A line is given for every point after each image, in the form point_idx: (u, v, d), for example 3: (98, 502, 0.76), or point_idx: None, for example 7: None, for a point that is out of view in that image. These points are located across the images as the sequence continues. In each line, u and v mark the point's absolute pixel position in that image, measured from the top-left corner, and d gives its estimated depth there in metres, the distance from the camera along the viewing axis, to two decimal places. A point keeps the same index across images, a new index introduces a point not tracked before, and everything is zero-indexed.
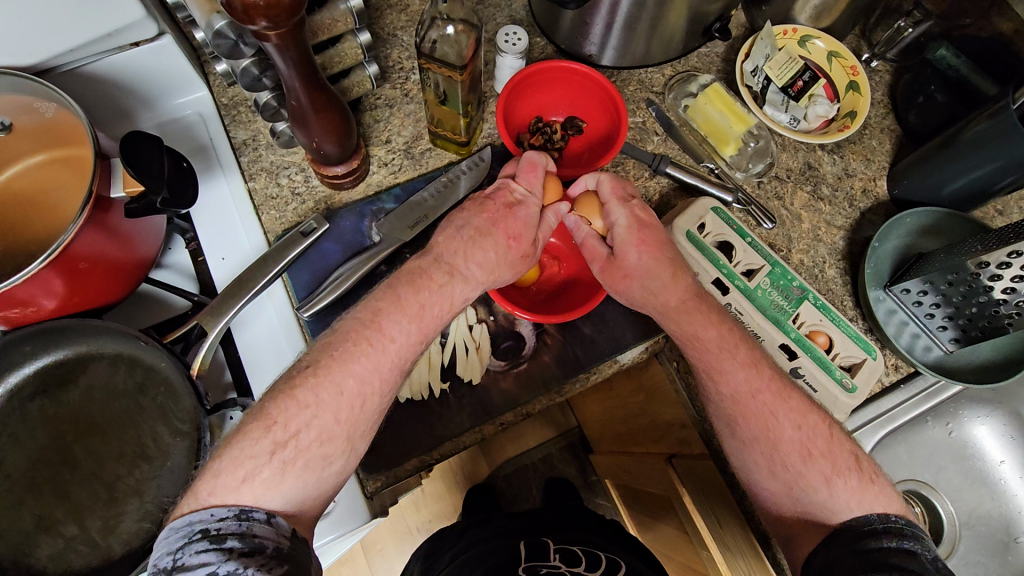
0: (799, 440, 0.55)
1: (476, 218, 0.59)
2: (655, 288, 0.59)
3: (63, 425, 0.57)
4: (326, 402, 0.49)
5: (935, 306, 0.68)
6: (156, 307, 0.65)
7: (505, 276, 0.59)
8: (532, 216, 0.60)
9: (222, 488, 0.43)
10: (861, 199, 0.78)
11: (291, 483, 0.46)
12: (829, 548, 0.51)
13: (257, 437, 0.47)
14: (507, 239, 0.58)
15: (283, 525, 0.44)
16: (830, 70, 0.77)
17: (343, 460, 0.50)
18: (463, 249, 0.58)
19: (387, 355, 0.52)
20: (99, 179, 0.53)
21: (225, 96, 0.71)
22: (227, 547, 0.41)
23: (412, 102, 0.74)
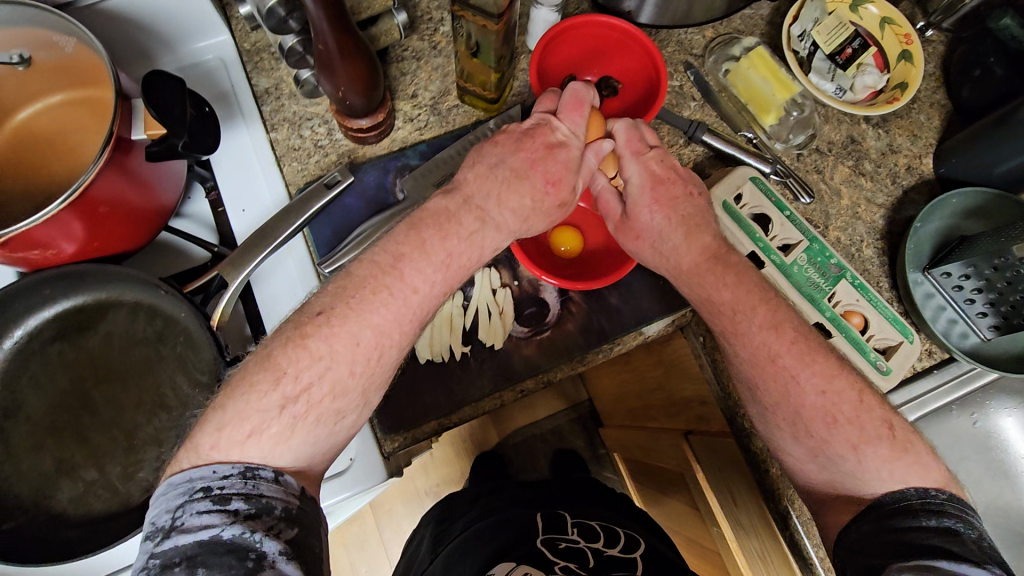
0: (823, 403, 0.54)
1: (512, 157, 0.57)
2: (667, 250, 0.59)
3: (83, 371, 0.57)
4: (341, 353, 0.47)
5: (977, 291, 0.65)
6: (176, 256, 0.64)
7: (540, 224, 0.59)
8: (574, 158, 0.58)
9: (226, 443, 0.42)
10: (904, 176, 0.74)
11: (303, 437, 0.45)
12: (859, 524, 0.49)
13: (266, 389, 0.45)
14: (545, 184, 0.57)
15: (291, 484, 0.43)
16: (881, 38, 0.72)
17: (356, 415, 0.49)
18: (497, 191, 0.56)
19: (410, 306, 0.51)
20: (119, 122, 0.51)
21: (248, 41, 0.68)
22: (232, 509, 0.40)
23: (440, 55, 0.70)
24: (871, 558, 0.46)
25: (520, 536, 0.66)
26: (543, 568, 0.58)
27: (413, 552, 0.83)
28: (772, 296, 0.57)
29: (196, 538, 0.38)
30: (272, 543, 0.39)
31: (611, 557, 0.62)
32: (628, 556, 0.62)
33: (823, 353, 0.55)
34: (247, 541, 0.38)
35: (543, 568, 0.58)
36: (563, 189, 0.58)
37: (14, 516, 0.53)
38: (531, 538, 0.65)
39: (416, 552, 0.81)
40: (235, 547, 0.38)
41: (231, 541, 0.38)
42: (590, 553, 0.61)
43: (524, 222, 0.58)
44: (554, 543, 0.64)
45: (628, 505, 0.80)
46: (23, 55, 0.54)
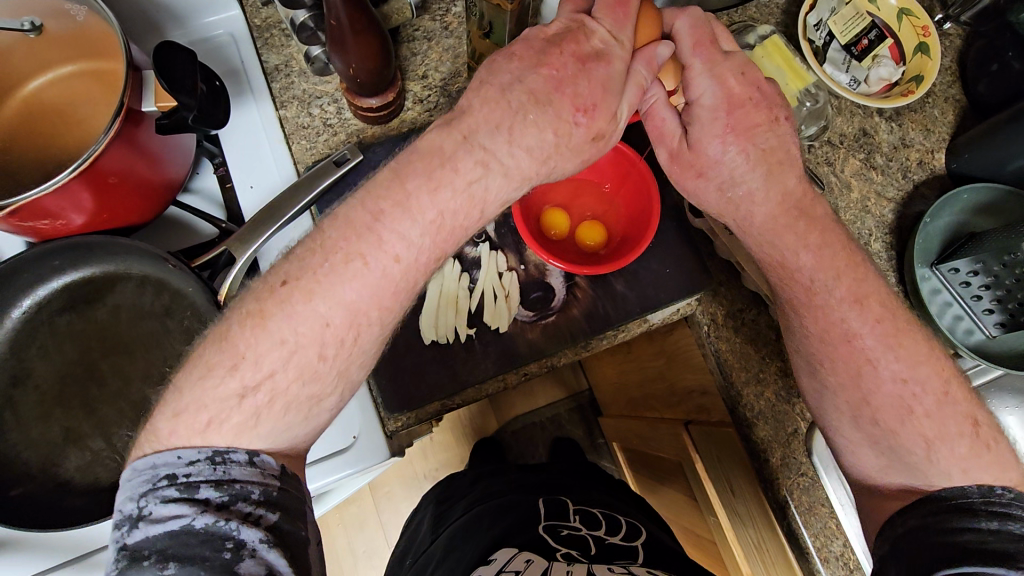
0: (900, 393, 0.53)
1: (532, 75, 0.50)
2: (748, 188, 0.56)
3: (91, 342, 0.57)
4: (307, 332, 0.44)
5: (984, 288, 0.65)
6: (184, 231, 0.64)
7: (569, 161, 0.52)
8: (613, 73, 0.52)
9: (187, 430, 0.41)
10: (915, 171, 0.74)
11: (272, 421, 0.43)
12: (908, 517, 0.49)
13: (224, 375, 0.43)
14: (574, 114, 0.50)
15: (268, 465, 0.43)
16: (898, 30, 0.71)
17: (334, 397, 0.47)
18: (508, 123, 0.48)
19: (390, 277, 0.46)
20: (129, 93, 0.51)
21: (258, 17, 0.68)
22: (202, 497, 0.40)
23: (452, 36, 0.70)
24: (910, 557, 0.47)
25: (521, 521, 0.66)
26: (546, 555, 0.58)
27: (413, 533, 0.83)
28: (777, 286, 0.57)
29: (168, 528, 0.38)
30: (251, 531, 0.40)
31: (613, 544, 0.62)
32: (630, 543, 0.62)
33: (915, 334, 0.54)
34: (222, 530, 0.39)
35: (545, 553, 0.58)
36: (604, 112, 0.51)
37: (22, 483, 0.53)
38: (534, 523, 0.65)
39: (417, 533, 0.82)
40: (210, 537, 0.39)
41: (205, 530, 0.39)
42: (592, 541, 0.62)
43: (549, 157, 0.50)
44: (556, 529, 0.64)
45: (627, 493, 0.81)
46: (35, 22, 0.53)
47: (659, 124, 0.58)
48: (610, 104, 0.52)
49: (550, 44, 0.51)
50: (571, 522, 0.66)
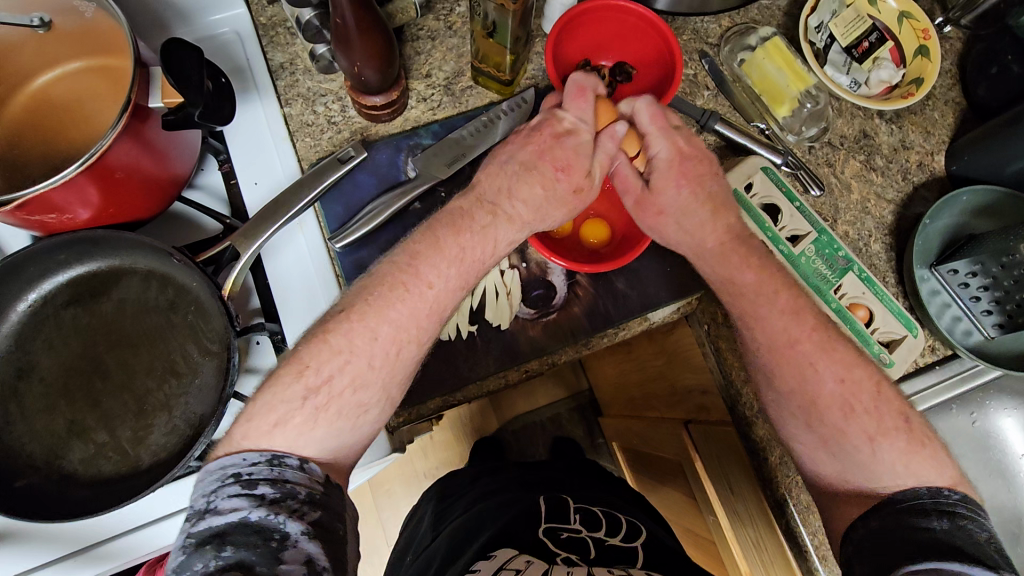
0: (842, 392, 0.54)
1: (522, 152, 0.57)
2: (692, 227, 0.60)
3: (96, 335, 0.57)
4: (359, 347, 0.49)
5: (983, 289, 0.65)
6: (188, 227, 0.65)
7: (557, 215, 0.59)
8: (583, 143, 0.58)
9: (254, 433, 0.44)
10: (915, 173, 0.74)
11: (325, 427, 0.47)
12: (868, 520, 0.49)
13: (290, 380, 0.47)
14: (555, 173, 0.57)
15: (315, 471, 0.44)
16: (899, 33, 0.72)
17: (377, 408, 0.50)
18: (508, 185, 0.57)
19: (425, 301, 0.51)
20: (137, 89, 0.51)
21: (264, 15, 0.68)
22: (258, 493, 0.41)
23: (456, 36, 0.70)
24: (874, 555, 0.47)
25: (521, 518, 0.66)
26: (546, 554, 0.58)
27: (414, 529, 0.84)
28: (775, 285, 0.57)
29: (227, 519, 0.40)
30: (296, 524, 0.41)
31: (613, 546, 0.62)
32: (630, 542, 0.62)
33: (843, 344, 0.56)
34: (272, 522, 0.40)
35: (545, 553, 0.58)
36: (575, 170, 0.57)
37: (26, 474, 0.54)
38: (534, 521, 0.66)
39: (417, 529, 0.83)
40: (261, 529, 0.40)
41: (258, 522, 0.40)
42: (591, 540, 0.62)
43: (536, 204, 0.57)
44: (556, 530, 0.64)
45: (626, 492, 0.81)
46: (44, 18, 0.54)
47: (620, 179, 0.62)
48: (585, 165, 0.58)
49: (531, 130, 0.59)
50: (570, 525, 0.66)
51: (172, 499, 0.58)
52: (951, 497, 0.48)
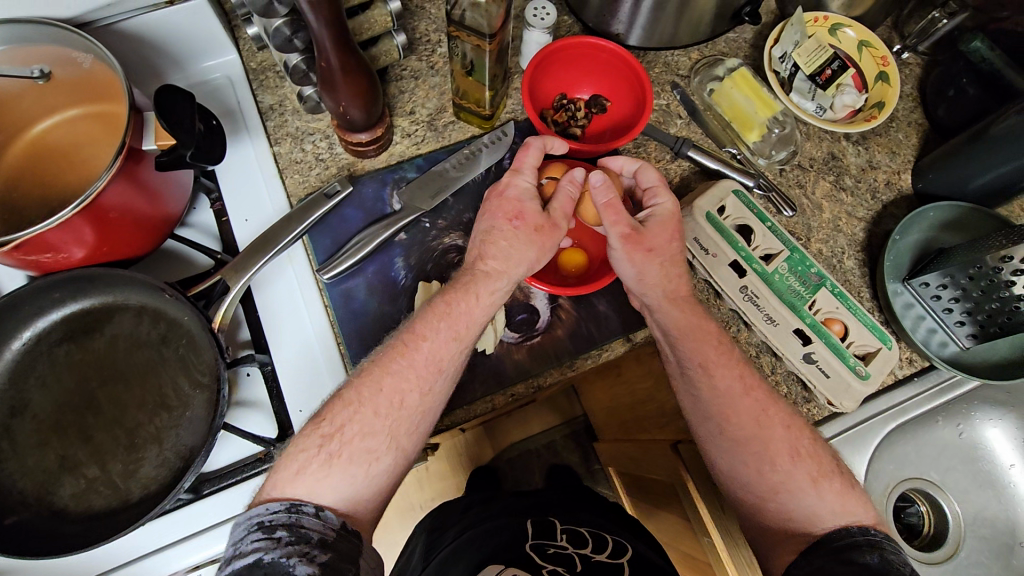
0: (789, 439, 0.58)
1: (482, 219, 0.61)
2: (670, 272, 0.62)
3: (88, 371, 0.59)
4: (366, 398, 0.52)
5: (954, 301, 0.67)
6: (180, 264, 0.67)
7: (529, 254, 0.58)
8: (522, 191, 0.61)
9: (280, 481, 0.48)
10: (884, 192, 0.77)
11: (339, 475, 0.49)
12: (811, 558, 0.51)
13: (308, 433, 0.51)
14: (510, 221, 0.59)
15: (331, 519, 0.46)
16: (859, 60, 0.76)
17: (389, 457, 0.51)
18: (481, 248, 0.59)
19: (419, 353, 0.54)
20: (130, 133, 0.54)
21: (254, 60, 0.73)
22: (277, 537, 0.44)
23: (437, 75, 0.74)
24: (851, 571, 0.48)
25: (511, 540, 0.67)
26: None
27: (406, 562, 0.83)
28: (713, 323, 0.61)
29: (245, 561, 0.42)
30: (305, 566, 0.42)
31: (600, 563, 0.62)
32: (618, 562, 0.62)
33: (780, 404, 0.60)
34: (281, 564, 0.42)
35: None
36: (528, 212, 0.60)
37: (17, 510, 0.54)
38: (522, 543, 0.66)
39: (409, 561, 0.82)
40: (272, 569, 0.41)
41: (270, 563, 0.42)
42: (579, 559, 0.62)
43: (506, 245, 0.58)
44: (543, 548, 0.65)
45: (617, 513, 0.81)
46: (44, 69, 0.58)
47: (605, 213, 0.61)
48: (532, 204, 0.60)
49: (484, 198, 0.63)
50: (559, 542, 0.66)
51: (162, 532, 0.59)
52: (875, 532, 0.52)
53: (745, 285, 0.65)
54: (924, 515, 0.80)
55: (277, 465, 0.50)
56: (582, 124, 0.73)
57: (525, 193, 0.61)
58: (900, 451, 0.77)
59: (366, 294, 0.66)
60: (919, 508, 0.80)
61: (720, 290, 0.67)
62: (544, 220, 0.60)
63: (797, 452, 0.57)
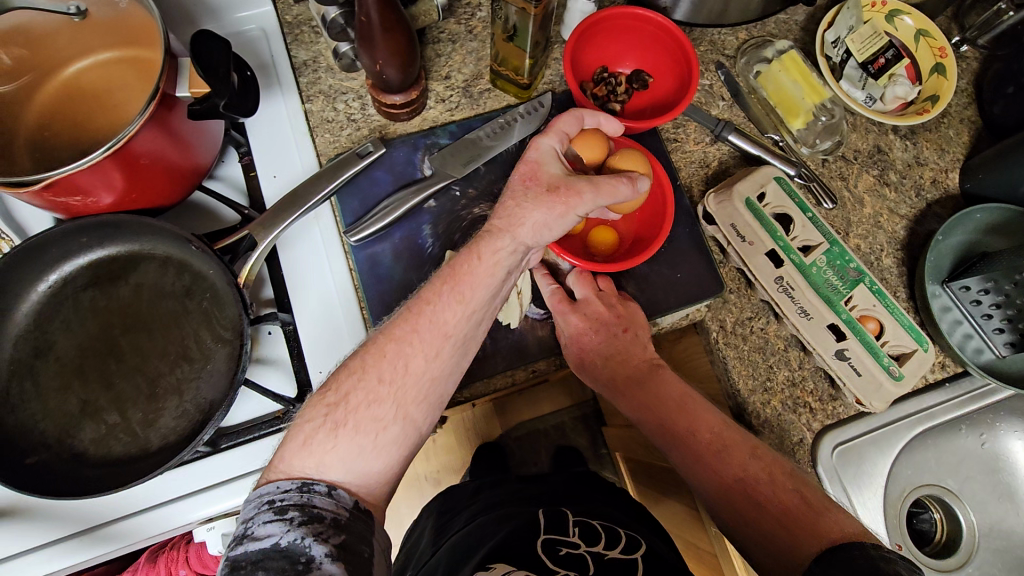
0: None
1: (511, 179, 0.58)
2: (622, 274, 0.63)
3: (112, 318, 0.59)
4: (370, 365, 0.51)
5: (995, 307, 0.65)
6: (207, 217, 0.66)
7: (536, 213, 0.54)
8: (544, 155, 0.58)
9: (288, 454, 0.47)
10: (929, 189, 0.74)
11: (345, 445, 0.48)
12: None
13: (314, 403, 0.50)
14: (523, 182, 0.57)
15: (343, 498, 0.46)
16: (916, 50, 0.73)
17: (396, 426, 0.51)
18: (499, 205, 0.57)
19: (426, 318, 0.53)
20: (166, 78, 0.53)
21: (290, 14, 0.71)
22: (289, 517, 0.43)
23: (476, 40, 0.72)
24: None
25: (525, 528, 0.66)
26: None
27: (415, 538, 0.83)
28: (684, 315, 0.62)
29: (260, 545, 0.42)
30: (320, 547, 0.42)
31: (613, 561, 0.60)
32: (630, 559, 0.61)
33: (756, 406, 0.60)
34: (299, 545, 0.42)
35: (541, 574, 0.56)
36: (544, 174, 0.56)
37: (37, 451, 0.54)
38: (532, 538, 0.63)
39: (419, 538, 0.81)
40: (288, 553, 0.41)
41: (286, 546, 0.42)
42: (591, 559, 0.59)
43: (513, 205, 0.55)
44: (554, 547, 0.62)
45: (628, 502, 0.80)
46: (80, 7, 0.56)
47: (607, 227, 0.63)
48: (552, 167, 0.57)
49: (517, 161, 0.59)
50: (570, 541, 0.63)
51: (178, 483, 0.59)
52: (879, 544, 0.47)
53: (780, 275, 0.63)
54: (937, 522, 0.79)
55: (284, 440, 0.49)
56: (623, 99, 0.69)
57: (547, 154, 0.58)
58: (921, 458, 0.76)
59: (392, 259, 0.65)
60: (934, 515, 0.79)
61: (754, 278, 0.65)
62: (562, 181, 0.55)
63: None
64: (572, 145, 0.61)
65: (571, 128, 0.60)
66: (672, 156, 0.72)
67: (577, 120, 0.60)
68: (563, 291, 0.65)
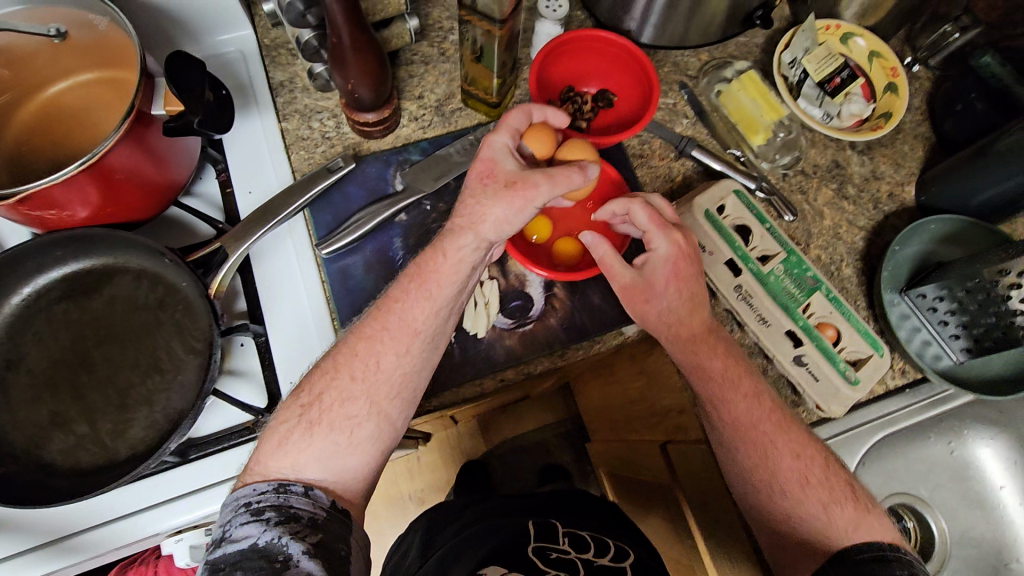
0: (799, 467, 0.58)
1: (469, 179, 0.59)
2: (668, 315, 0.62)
3: (85, 330, 0.60)
4: (342, 364, 0.54)
5: (950, 314, 0.67)
6: (183, 232, 0.68)
7: (496, 208, 0.56)
8: (498, 149, 0.59)
9: (265, 455, 0.50)
10: (886, 203, 0.77)
11: (320, 442, 0.51)
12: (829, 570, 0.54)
13: (289, 404, 0.53)
14: (481, 180, 0.58)
15: (319, 498, 0.49)
16: (870, 70, 0.77)
17: (370, 423, 0.53)
18: (458, 205, 0.58)
19: (393, 316, 0.55)
20: (141, 96, 0.55)
21: (268, 37, 0.74)
22: (265, 517, 0.46)
23: (447, 61, 0.75)
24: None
25: (504, 542, 0.65)
26: None
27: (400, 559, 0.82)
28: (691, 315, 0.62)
29: (238, 546, 0.44)
30: (297, 544, 0.45)
31: (602, 566, 0.62)
32: (619, 565, 0.62)
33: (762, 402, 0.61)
34: (276, 544, 0.44)
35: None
36: (500, 170, 0.57)
37: (7, 461, 0.55)
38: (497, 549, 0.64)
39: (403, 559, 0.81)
40: (266, 552, 0.44)
41: (264, 545, 0.44)
42: (581, 563, 0.61)
43: (473, 203, 0.57)
44: (544, 552, 0.63)
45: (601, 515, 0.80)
46: (60, 29, 0.57)
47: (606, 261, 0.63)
48: (506, 162, 0.58)
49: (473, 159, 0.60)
50: (560, 547, 0.64)
51: (146, 494, 0.59)
52: (906, 551, 0.55)
53: (739, 283, 0.65)
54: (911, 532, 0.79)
55: (262, 440, 0.52)
56: (589, 117, 0.71)
57: (500, 151, 0.59)
58: (891, 466, 0.77)
59: (363, 271, 0.67)
60: (908, 524, 0.79)
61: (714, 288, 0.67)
62: (518, 176, 0.56)
63: (808, 479, 0.58)
64: (522, 141, 0.62)
65: (521, 123, 0.61)
66: (637, 171, 0.74)
67: (525, 113, 0.61)
68: (527, 302, 0.66)
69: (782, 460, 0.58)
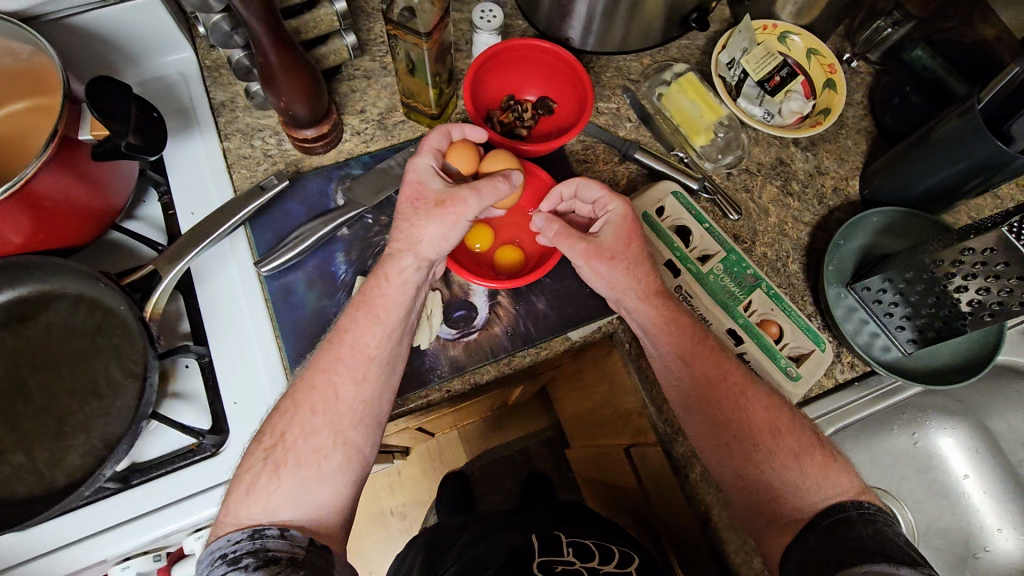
0: (759, 470, 0.58)
1: (399, 206, 0.59)
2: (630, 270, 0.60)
3: (20, 358, 0.59)
4: (301, 401, 0.54)
5: (895, 305, 0.67)
6: (124, 255, 0.68)
7: (431, 228, 0.56)
8: (423, 172, 0.59)
9: (235, 506, 0.51)
10: (831, 197, 0.77)
11: (289, 481, 0.51)
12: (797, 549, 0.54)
13: (251, 450, 0.53)
14: (412, 204, 0.57)
15: (297, 537, 0.50)
16: (808, 68, 0.77)
17: (338, 454, 0.54)
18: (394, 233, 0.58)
19: (346, 345, 0.55)
20: (66, 120, 0.55)
21: (208, 58, 0.75)
22: (243, 564, 0.47)
23: (388, 75, 0.76)
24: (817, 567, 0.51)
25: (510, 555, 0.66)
26: None
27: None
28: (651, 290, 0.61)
29: None
30: None
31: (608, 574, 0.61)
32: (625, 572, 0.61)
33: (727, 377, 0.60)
34: None
35: None
36: (429, 191, 0.57)
37: None
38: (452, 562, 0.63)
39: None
40: None
41: None
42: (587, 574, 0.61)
43: (407, 226, 0.57)
44: (550, 565, 0.63)
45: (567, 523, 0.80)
46: None
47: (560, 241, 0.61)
48: (433, 181, 0.58)
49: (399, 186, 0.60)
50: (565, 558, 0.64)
51: (88, 522, 0.59)
52: (871, 505, 0.55)
53: (678, 284, 0.66)
54: None
55: (231, 489, 0.52)
56: (530, 125, 0.73)
57: (426, 173, 0.59)
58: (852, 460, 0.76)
59: (305, 287, 0.67)
60: None
61: None
62: (447, 193, 0.57)
63: (765, 471, 0.58)
64: (447, 161, 0.62)
65: (441, 144, 0.61)
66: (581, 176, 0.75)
67: (444, 133, 0.62)
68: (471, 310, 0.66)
69: (756, 455, 0.58)
